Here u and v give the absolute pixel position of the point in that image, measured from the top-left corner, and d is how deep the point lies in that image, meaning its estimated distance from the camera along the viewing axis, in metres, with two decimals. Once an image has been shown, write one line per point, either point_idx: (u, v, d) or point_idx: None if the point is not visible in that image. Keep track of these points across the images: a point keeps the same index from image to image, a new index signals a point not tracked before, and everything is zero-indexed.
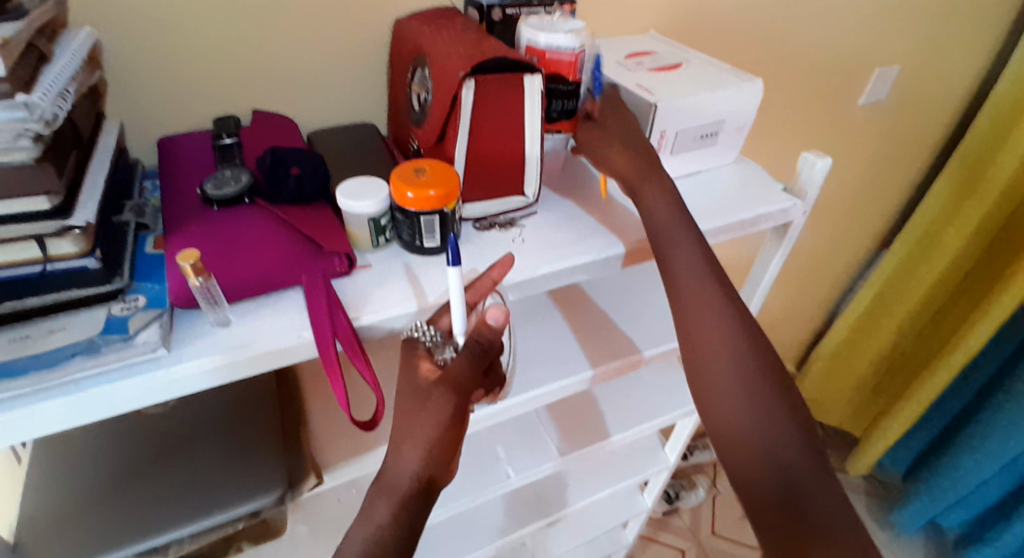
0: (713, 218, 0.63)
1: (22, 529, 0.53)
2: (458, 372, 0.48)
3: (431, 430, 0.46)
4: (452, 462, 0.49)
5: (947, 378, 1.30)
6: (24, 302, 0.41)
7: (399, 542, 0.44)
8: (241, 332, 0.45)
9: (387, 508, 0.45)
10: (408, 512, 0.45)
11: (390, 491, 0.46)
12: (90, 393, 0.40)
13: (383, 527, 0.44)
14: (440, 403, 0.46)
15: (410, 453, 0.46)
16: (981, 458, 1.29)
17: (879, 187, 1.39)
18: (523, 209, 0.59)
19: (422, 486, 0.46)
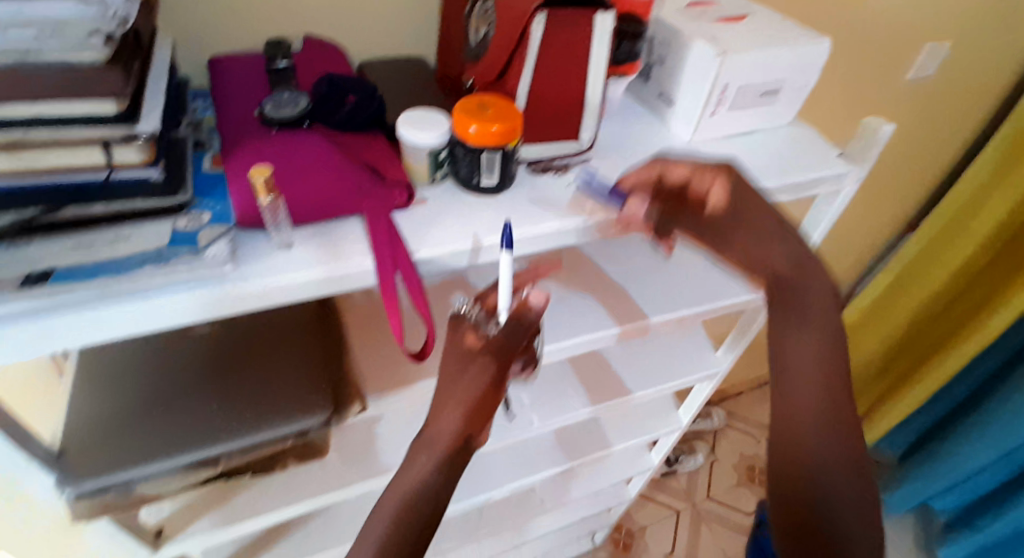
0: (771, 176, 0.60)
1: (65, 439, 0.54)
2: (505, 346, 0.51)
3: (467, 397, 0.49)
4: (486, 426, 0.52)
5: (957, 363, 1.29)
6: (91, 208, 0.40)
7: (435, 490, 0.48)
8: (304, 256, 0.45)
9: (426, 460, 0.49)
10: (443, 467, 0.49)
11: (430, 446, 0.49)
12: (150, 302, 0.40)
13: (423, 477, 0.48)
14: (480, 372, 0.49)
15: (449, 416, 0.49)
16: (980, 447, 1.30)
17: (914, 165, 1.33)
18: (578, 155, 0.57)
19: (459, 446, 0.49)
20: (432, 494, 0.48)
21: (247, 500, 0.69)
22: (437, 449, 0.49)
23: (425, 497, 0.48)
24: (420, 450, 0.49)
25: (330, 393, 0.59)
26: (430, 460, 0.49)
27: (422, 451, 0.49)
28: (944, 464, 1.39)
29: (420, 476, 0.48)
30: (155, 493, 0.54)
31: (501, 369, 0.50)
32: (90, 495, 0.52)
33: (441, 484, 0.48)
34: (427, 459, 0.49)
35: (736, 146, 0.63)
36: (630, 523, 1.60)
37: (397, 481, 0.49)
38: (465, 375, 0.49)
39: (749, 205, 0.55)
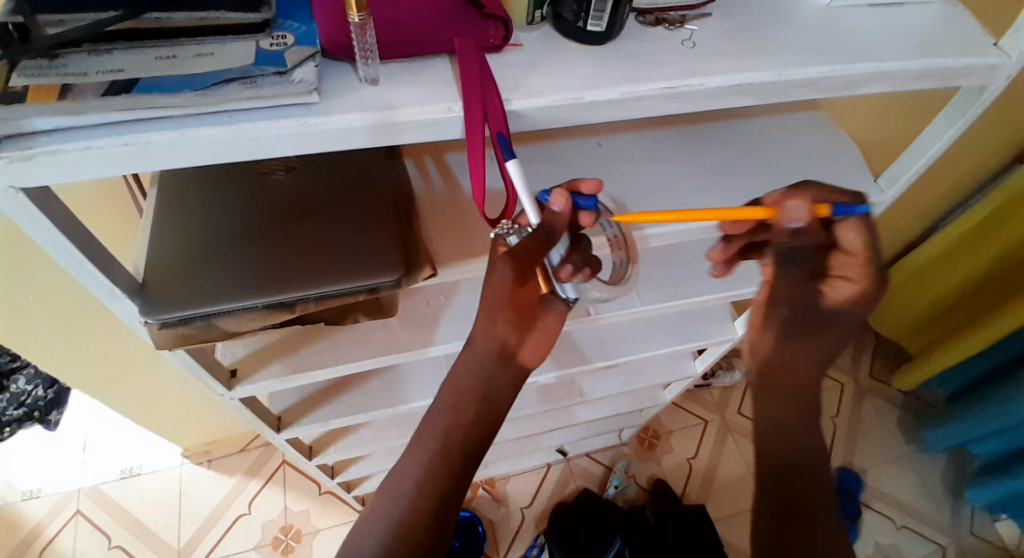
0: (915, 57, 0.52)
1: (148, 269, 0.55)
2: (524, 250, 0.50)
3: (500, 306, 0.54)
4: (526, 334, 0.57)
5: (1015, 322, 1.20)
6: (172, 16, 0.36)
7: (474, 396, 0.57)
8: (390, 93, 0.42)
9: (466, 368, 0.57)
10: (482, 376, 0.57)
11: (473, 351, 0.56)
12: (243, 128, 0.39)
13: (465, 385, 0.57)
14: (506, 276, 0.51)
15: (484, 328, 0.55)
16: None
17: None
18: (697, 8, 0.50)
19: (497, 355, 0.57)
20: (473, 401, 0.58)
21: (315, 352, 0.72)
22: (479, 358, 0.56)
23: (467, 405, 0.58)
24: (462, 360, 0.57)
25: (401, 253, 0.57)
26: (472, 366, 0.57)
27: (463, 359, 0.57)
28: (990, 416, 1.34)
29: (460, 386, 0.57)
30: (235, 330, 0.55)
31: (522, 272, 0.51)
32: (175, 325, 0.53)
33: (481, 391, 0.57)
34: (468, 368, 0.57)
35: (877, 19, 0.54)
36: (658, 426, 1.64)
37: (446, 387, 0.58)
38: (493, 276, 0.51)
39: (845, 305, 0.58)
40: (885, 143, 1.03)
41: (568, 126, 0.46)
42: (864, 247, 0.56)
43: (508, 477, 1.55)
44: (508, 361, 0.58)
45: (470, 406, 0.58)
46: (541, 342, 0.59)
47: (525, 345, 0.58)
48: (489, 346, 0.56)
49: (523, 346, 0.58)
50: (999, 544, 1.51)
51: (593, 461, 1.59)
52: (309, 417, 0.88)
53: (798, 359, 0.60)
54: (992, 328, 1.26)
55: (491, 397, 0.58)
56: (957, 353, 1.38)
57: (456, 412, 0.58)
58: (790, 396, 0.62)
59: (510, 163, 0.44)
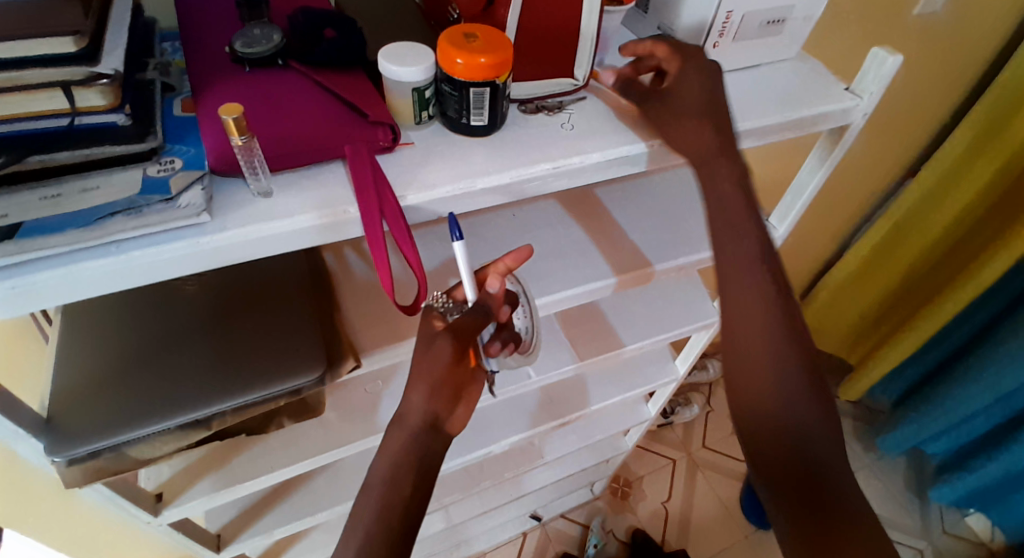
0: (772, 112, 0.57)
1: (53, 403, 0.52)
2: (462, 324, 0.53)
3: (440, 377, 0.52)
4: (458, 405, 0.55)
5: (938, 322, 1.29)
6: (55, 156, 0.37)
7: (410, 467, 0.53)
8: (283, 204, 0.43)
9: (397, 446, 0.53)
10: (416, 451, 0.53)
11: (402, 425, 0.53)
12: (134, 256, 0.39)
13: (399, 460, 0.52)
14: (447, 349, 0.52)
15: (418, 398, 0.53)
16: (966, 397, 1.30)
17: (908, 124, 1.21)
18: (572, 93, 0.55)
19: (426, 425, 0.53)
20: (411, 473, 0.53)
21: (248, 460, 0.69)
22: (410, 435, 0.53)
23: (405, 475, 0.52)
24: (392, 437, 0.54)
25: (322, 350, 0.57)
26: (402, 437, 0.53)
27: (392, 437, 0.53)
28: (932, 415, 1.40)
29: (396, 459, 0.52)
30: (147, 457, 0.53)
31: (463, 346, 0.53)
32: (84, 459, 0.50)
33: (417, 465, 0.53)
34: (398, 448, 0.53)
35: (736, 83, 0.60)
36: (628, 474, 1.63)
37: (376, 465, 0.53)
38: (433, 350, 0.52)
39: (697, 100, 0.51)
40: (779, 178, 1.12)
41: (468, 212, 0.48)
42: (689, 63, 0.51)
43: (483, 553, 1.48)
44: (439, 434, 0.55)
45: (407, 479, 0.52)
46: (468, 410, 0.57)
47: (456, 415, 0.56)
48: (419, 418, 0.53)
49: (454, 414, 0.56)
50: (972, 541, 1.53)
51: (568, 522, 1.56)
52: (255, 528, 0.84)
53: (736, 287, 0.52)
54: (925, 327, 1.33)
55: (425, 475, 0.54)
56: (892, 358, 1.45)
57: (392, 486, 0.52)
58: (762, 336, 0.51)
59: (456, 242, 0.50)
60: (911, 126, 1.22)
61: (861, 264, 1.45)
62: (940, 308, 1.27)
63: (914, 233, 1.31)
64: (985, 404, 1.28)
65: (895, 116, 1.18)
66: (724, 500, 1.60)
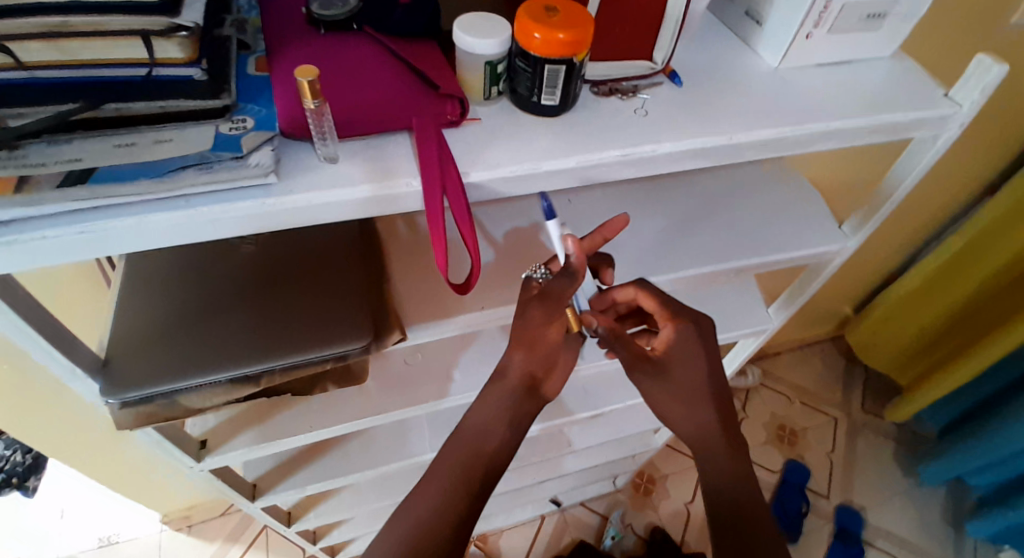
0: (862, 114, 0.53)
1: (113, 346, 0.54)
2: (554, 293, 0.54)
3: (534, 342, 0.55)
4: (552, 368, 0.58)
5: (1000, 352, 1.21)
6: (131, 107, 0.38)
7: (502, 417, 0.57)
8: (347, 171, 0.42)
9: (497, 398, 0.56)
10: (509, 407, 0.57)
11: (501, 381, 0.57)
12: (201, 211, 0.39)
13: (489, 418, 0.56)
14: (540, 316, 0.54)
15: (518, 360, 0.56)
16: (1016, 428, 1.22)
17: (997, 137, 1.12)
18: (648, 77, 0.52)
19: (524, 386, 0.57)
20: (500, 429, 0.56)
21: (288, 418, 0.71)
22: (506, 395, 0.56)
23: (494, 429, 0.57)
24: (490, 392, 0.57)
25: (370, 320, 0.57)
26: (500, 395, 0.56)
27: (490, 393, 0.57)
28: (981, 445, 1.32)
29: (492, 413, 0.56)
30: (197, 406, 0.55)
31: (551, 311, 0.54)
32: (136, 403, 0.52)
33: (506, 421, 0.56)
34: (495, 402, 0.56)
35: (825, 79, 0.56)
36: (653, 470, 1.62)
37: (472, 412, 0.57)
38: (527, 318, 0.54)
39: None
40: (849, 185, 1.07)
41: (530, 193, 0.47)
42: None
43: (501, 531, 1.50)
44: (534, 392, 0.58)
45: (499, 424, 0.57)
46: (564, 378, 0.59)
47: (550, 379, 0.58)
48: (518, 377, 0.56)
49: (549, 378, 0.58)
50: None
51: (587, 510, 1.55)
52: (287, 482, 0.87)
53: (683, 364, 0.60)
54: (983, 354, 1.25)
55: (519, 422, 0.58)
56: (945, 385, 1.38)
57: (483, 433, 0.56)
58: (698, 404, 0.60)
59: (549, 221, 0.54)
60: (999, 141, 1.13)
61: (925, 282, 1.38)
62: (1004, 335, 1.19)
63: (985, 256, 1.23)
64: None
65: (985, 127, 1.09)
66: None
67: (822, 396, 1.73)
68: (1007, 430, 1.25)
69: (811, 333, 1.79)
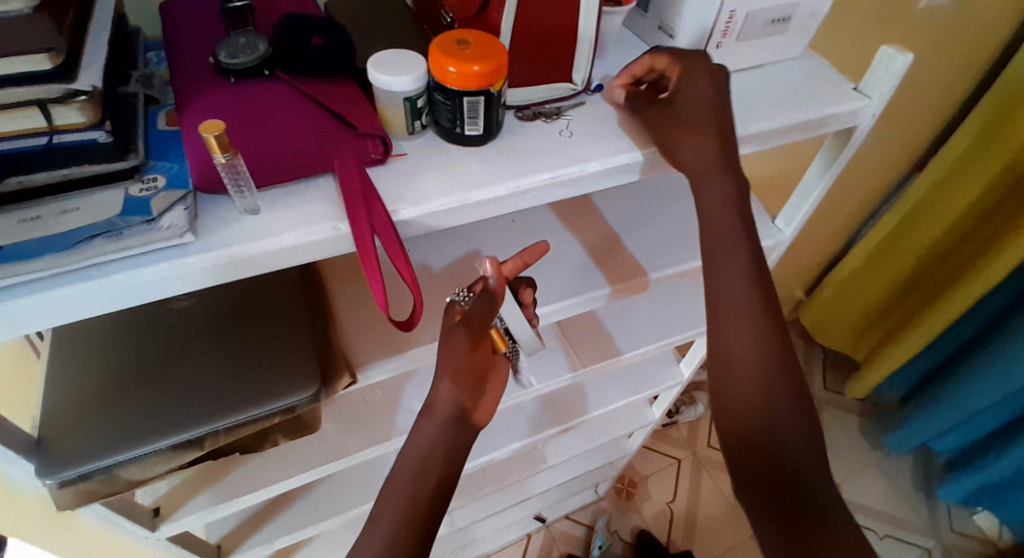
0: (779, 115, 0.55)
1: (44, 423, 0.51)
2: (478, 315, 0.54)
3: (463, 366, 0.54)
4: (482, 389, 0.57)
5: (946, 318, 1.27)
6: (33, 177, 0.36)
7: (443, 449, 0.54)
8: (271, 221, 0.41)
9: (432, 432, 0.54)
10: (447, 438, 0.54)
11: (433, 412, 0.55)
12: (114, 279, 0.37)
13: (428, 449, 0.54)
14: (465, 340, 0.54)
15: (446, 388, 0.54)
16: (980, 388, 1.26)
17: (914, 118, 1.18)
18: (570, 98, 0.53)
19: (458, 417, 0.55)
20: (440, 460, 0.53)
21: (244, 475, 0.68)
22: (444, 427, 0.54)
23: (433, 465, 0.53)
24: (425, 425, 0.55)
25: (316, 365, 0.56)
26: (436, 424, 0.54)
27: (425, 425, 0.54)
28: (942, 409, 1.37)
29: (428, 446, 0.54)
30: (139, 478, 0.52)
31: (476, 336, 0.55)
32: (75, 482, 0.49)
33: (444, 456, 0.54)
34: (430, 435, 0.54)
35: (741, 84, 0.58)
36: (632, 473, 1.62)
37: (408, 450, 0.54)
38: (452, 344, 0.54)
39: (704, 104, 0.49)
40: (784, 178, 1.11)
41: (463, 224, 0.47)
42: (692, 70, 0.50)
43: (488, 555, 1.47)
44: (468, 423, 0.56)
45: (440, 462, 0.54)
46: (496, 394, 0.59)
47: (483, 400, 0.57)
48: (449, 408, 0.54)
49: (481, 400, 0.57)
50: (977, 538, 1.52)
51: (572, 522, 1.54)
52: (256, 538, 0.84)
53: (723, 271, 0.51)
54: (931, 322, 1.31)
55: (458, 454, 0.55)
56: (897, 356, 1.43)
57: (426, 467, 0.53)
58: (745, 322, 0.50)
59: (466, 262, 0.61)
60: (917, 123, 1.19)
61: (866, 260, 1.43)
62: (949, 302, 1.25)
63: (921, 229, 1.29)
64: (994, 399, 1.26)
65: (902, 110, 1.15)
66: (729, 498, 1.58)
67: None
68: (968, 389, 1.29)
69: None
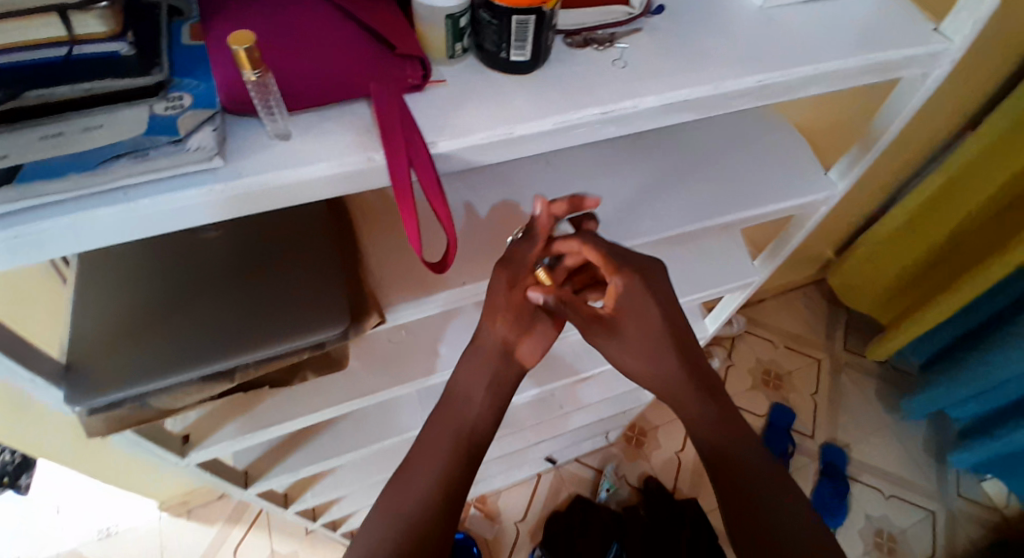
0: (854, 53, 0.50)
1: (73, 349, 0.51)
2: (519, 255, 0.55)
3: (509, 309, 0.56)
4: (524, 332, 0.60)
5: (977, 288, 1.22)
6: (55, 90, 0.33)
7: (488, 384, 0.59)
8: (304, 146, 0.39)
9: (478, 367, 0.58)
10: (493, 374, 0.59)
11: (480, 351, 0.58)
12: (141, 204, 0.35)
13: (475, 383, 0.58)
14: (505, 282, 0.54)
15: (495, 328, 0.57)
16: (1003, 361, 1.23)
17: (980, 70, 1.09)
18: (626, 23, 0.48)
19: (503, 354, 0.59)
20: (485, 396, 0.59)
21: (270, 407, 0.69)
22: (491, 360, 0.58)
23: (475, 396, 0.58)
24: (473, 361, 0.58)
25: (344, 304, 0.54)
26: (482, 363, 0.58)
27: (471, 360, 0.58)
28: (965, 378, 1.34)
29: (476, 383, 0.58)
30: (169, 408, 0.52)
31: (514, 275, 0.55)
32: (105, 408, 0.50)
33: (489, 391, 0.59)
34: (476, 371, 0.58)
35: (813, 16, 0.52)
36: (644, 423, 1.63)
37: (457, 382, 0.59)
38: (494, 284, 0.54)
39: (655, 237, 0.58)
40: (834, 128, 1.04)
41: (505, 160, 0.44)
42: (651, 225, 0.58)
43: (499, 491, 1.52)
44: (511, 360, 0.60)
45: (486, 395, 0.59)
46: (538, 340, 0.61)
47: (524, 341, 0.60)
48: (494, 346, 0.58)
49: (522, 341, 0.60)
50: (984, 504, 1.52)
51: (583, 466, 1.57)
52: (280, 467, 0.86)
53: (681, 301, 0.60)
54: (961, 292, 1.26)
55: (504, 386, 0.60)
56: (922, 323, 1.40)
57: (472, 400, 0.58)
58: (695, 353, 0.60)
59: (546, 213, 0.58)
60: (982, 76, 1.10)
61: (904, 221, 1.37)
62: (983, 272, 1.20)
63: (963, 194, 1.22)
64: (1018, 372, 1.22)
65: (969, 61, 1.06)
66: None
67: (808, 339, 1.75)
68: (993, 361, 1.26)
69: (795, 279, 1.79)
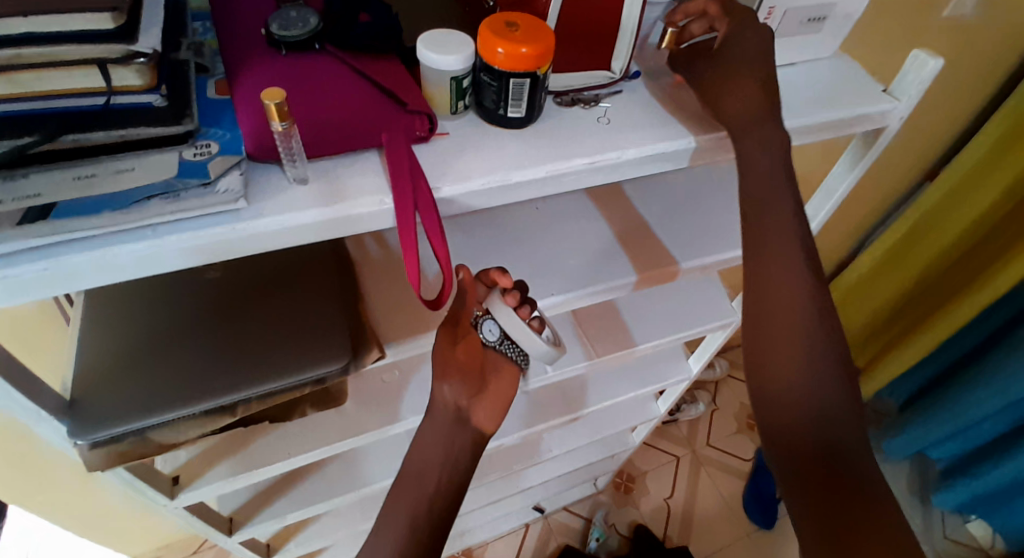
0: (812, 111, 0.56)
1: (77, 384, 0.52)
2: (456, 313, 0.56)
3: (454, 369, 0.58)
4: (476, 396, 0.61)
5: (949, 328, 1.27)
6: (90, 136, 0.37)
7: (442, 454, 0.59)
8: (322, 189, 0.42)
9: (432, 435, 0.59)
10: (443, 442, 0.59)
11: (436, 417, 0.59)
12: (168, 239, 0.38)
13: (431, 450, 0.59)
14: (446, 339, 0.57)
15: (445, 392, 0.59)
16: (978, 400, 1.27)
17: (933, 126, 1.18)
18: (608, 86, 0.53)
19: (455, 418, 0.60)
20: (438, 468, 0.58)
21: (264, 446, 0.69)
22: (442, 432, 0.59)
23: (430, 472, 0.58)
24: (430, 428, 0.59)
25: (346, 339, 0.57)
26: (433, 429, 0.59)
27: (425, 430, 0.59)
28: (942, 418, 1.37)
29: (427, 452, 0.59)
30: (172, 441, 0.53)
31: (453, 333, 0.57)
32: (107, 443, 0.50)
33: (440, 462, 0.59)
34: (430, 438, 0.59)
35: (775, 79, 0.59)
36: (631, 469, 1.63)
37: (411, 454, 0.59)
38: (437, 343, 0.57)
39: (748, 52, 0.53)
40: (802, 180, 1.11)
41: (502, 204, 0.48)
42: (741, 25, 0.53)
43: (486, 542, 1.48)
44: (465, 425, 0.60)
45: (440, 465, 0.59)
46: (495, 404, 0.62)
47: (479, 405, 0.61)
48: (446, 410, 0.59)
49: (476, 406, 0.61)
50: (970, 545, 1.54)
51: (570, 514, 1.55)
52: (266, 513, 0.85)
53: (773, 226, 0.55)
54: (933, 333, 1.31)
55: (463, 452, 0.60)
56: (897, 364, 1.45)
57: (431, 466, 0.59)
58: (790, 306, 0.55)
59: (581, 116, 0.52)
60: (935, 132, 1.20)
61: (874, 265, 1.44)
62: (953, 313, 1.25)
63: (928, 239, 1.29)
64: (992, 411, 1.26)
65: (922, 118, 1.15)
66: (727, 498, 1.59)
67: None
68: (967, 401, 1.30)
69: None
